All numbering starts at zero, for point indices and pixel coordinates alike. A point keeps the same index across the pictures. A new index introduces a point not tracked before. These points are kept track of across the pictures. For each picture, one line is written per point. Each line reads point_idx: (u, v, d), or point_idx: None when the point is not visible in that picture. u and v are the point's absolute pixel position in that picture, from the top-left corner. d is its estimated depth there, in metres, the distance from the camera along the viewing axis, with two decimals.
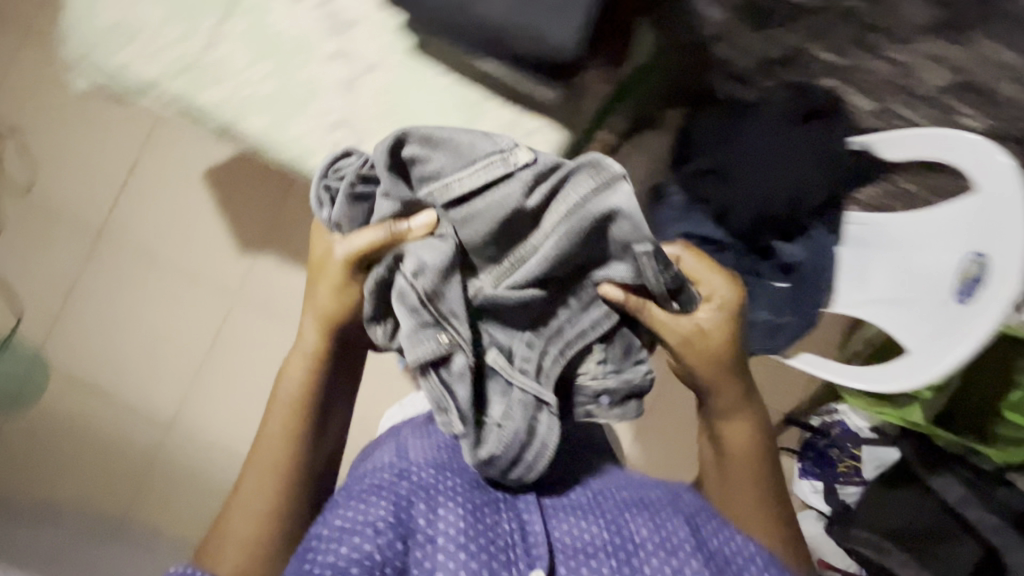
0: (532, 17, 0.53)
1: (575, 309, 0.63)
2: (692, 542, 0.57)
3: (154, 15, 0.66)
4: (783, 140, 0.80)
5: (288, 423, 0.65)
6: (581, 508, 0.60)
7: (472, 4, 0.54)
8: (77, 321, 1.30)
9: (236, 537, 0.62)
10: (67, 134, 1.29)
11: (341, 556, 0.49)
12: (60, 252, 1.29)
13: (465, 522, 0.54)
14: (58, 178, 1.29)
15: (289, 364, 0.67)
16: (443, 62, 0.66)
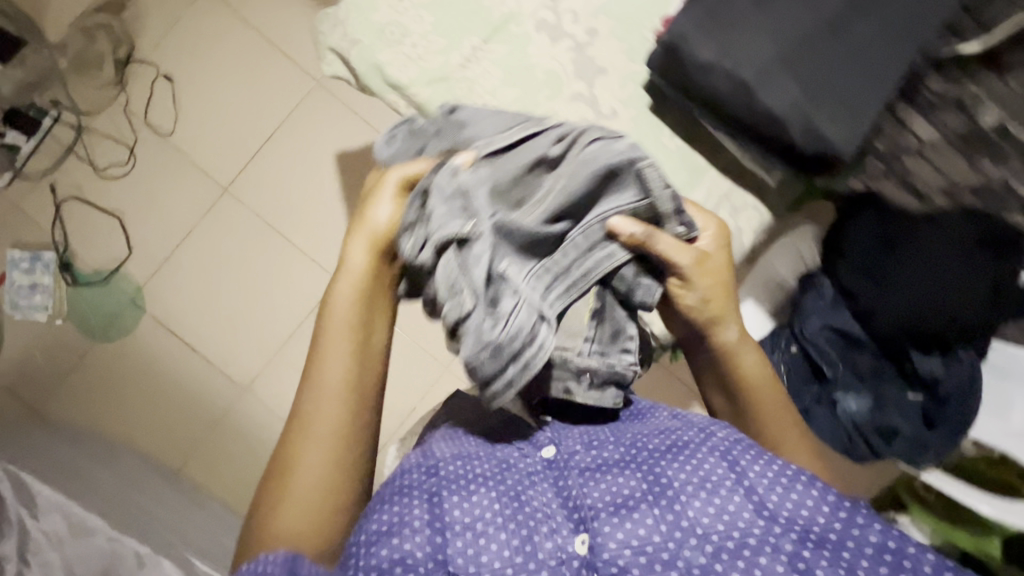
0: (818, 116, 0.55)
1: (589, 240, 0.58)
2: (731, 476, 0.53)
3: (420, 23, 0.68)
4: (950, 270, 0.82)
5: (337, 349, 0.57)
6: (616, 464, 0.58)
7: (757, 89, 0.56)
8: (180, 270, 1.32)
9: (296, 499, 0.52)
10: (214, 89, 1.33)
11: (383, 557, 0.49)
12: (179, 201, 1.32)
13: (500, 501, 0.55)
14: (197, 131, 1.32)
15: (339, 284, 0.59)
16: (677, 128, 0.69)
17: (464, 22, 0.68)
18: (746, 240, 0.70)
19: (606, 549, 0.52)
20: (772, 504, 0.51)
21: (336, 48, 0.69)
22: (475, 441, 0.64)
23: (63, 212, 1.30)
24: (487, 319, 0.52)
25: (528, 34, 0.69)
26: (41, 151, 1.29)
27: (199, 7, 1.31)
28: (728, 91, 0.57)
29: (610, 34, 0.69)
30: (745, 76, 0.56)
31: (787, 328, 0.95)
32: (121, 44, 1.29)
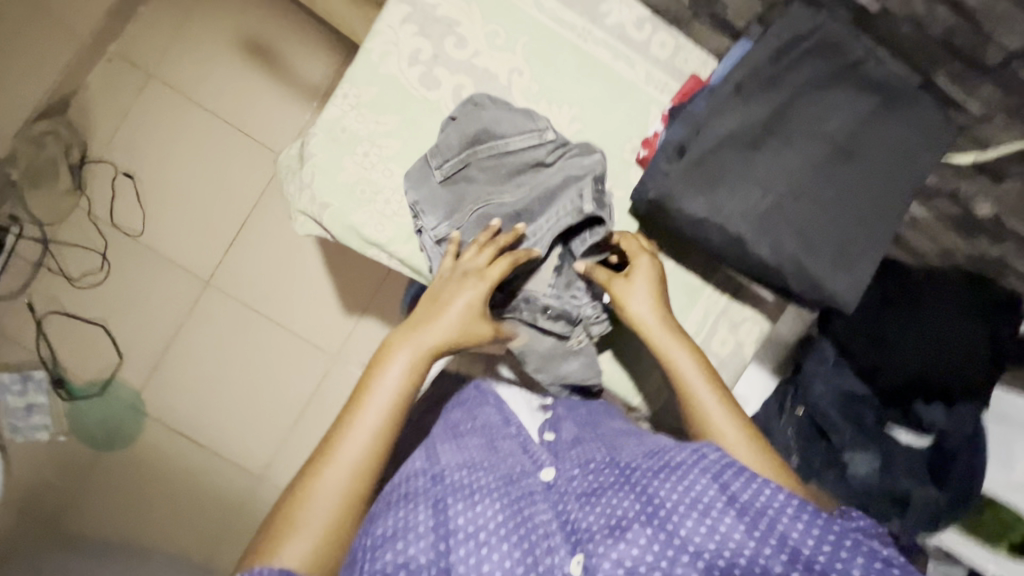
0: (817, 265, 0.55)
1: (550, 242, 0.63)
2: (723, 497, 0.48)
3: (392, 177, 0.65)
4: (953, 324, 0.82)
5: (380, 406, 0.53)
6: (613, 484, 0.54)
7: (755, 241, 0.54)
8: (176, 370, 1.30)
9: (308, 534, 0.48)
10: (177, 179, 1.27)
11: (387, 561, 0.48)
12: (162, 300, 1.28)
13: (503, 516, 0.53)
14: (168, 226, 1.27)
15: (419, 332, 0.56)
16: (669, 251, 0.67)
17: None
18: (748, 353, 0.69)
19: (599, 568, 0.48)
20: (769, 518, 0.46)
21: (305, 211, 0.65)
22: (477, 450, 0.63)
23: (46, 329, 1.26)
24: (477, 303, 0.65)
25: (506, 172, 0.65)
26: (10, 270, 1.24)
27: (149, 97, 1.24)
28: (723, 242, 0.55)
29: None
30: (741, 231, 0.54)
31: (792, 386, 0.94)
32: (73, 148, 1.23)
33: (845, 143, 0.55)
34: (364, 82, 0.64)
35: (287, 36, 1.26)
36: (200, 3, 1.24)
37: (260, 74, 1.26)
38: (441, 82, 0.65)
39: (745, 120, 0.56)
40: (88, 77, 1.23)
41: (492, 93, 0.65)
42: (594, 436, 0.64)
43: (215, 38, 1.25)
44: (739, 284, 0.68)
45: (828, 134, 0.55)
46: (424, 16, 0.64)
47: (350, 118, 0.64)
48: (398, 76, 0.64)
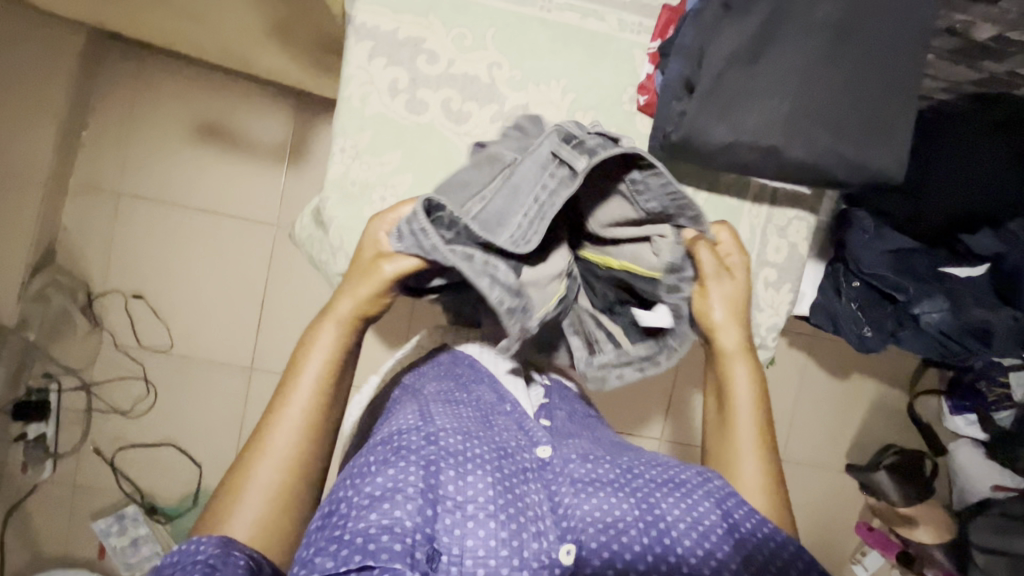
0: (857, 151, 0.57)
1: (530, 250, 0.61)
2: (724, 525, 0.60)
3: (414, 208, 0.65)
4: (978, 151, 0.84)
5: (314, 381, 0.62)
6: (610, 484, 0.62)
7: (789, 147, 0.57)
8: None
9: (252, 506, 0.58)
10: (184, 283, 1.27)
11: (373, 522, 0.50)
12: (215, 400, 1.29)
13: (494, 492, 0.57)
14: (194, 330, 1.28)
15: (324, 330, 0.64)
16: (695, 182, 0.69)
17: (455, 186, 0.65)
18: (804, 251, 0.71)
19: (588, 565, 0.57)
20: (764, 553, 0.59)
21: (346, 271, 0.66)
22: (473, 420, 0.66)
23: (121, 467, 1.28)
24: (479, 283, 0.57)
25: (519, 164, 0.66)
26: (66, 425, 1.26)
27: (127, 215, 1.23)
28: (755, 159, 0.58)
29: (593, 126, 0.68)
30: (774, 142, 0.56)
31: (840, 263, 0.95)
32: (78, 290, 1.23)
33: (845, 21, 0.56)
34: (357, 129, 0.64)
35: (235, 108, 1.24)
36: (139, 107, 1.22)
37: (223, 153, 1.24)
38: (427, 104, 0.65)
39: (739, 37, 0.56)
40: (64, 219, 1.22)
41: (479, 96, 0.66)
42: (595, 443, 0.72)
43: (168, 134, 1.23)
44: (773, 189, 0.69)
45: (827, 18, 0.56)
46: (388, 45, 0.64)
47: (357, 167, 0.64)
48: (385, 111, 0.64)
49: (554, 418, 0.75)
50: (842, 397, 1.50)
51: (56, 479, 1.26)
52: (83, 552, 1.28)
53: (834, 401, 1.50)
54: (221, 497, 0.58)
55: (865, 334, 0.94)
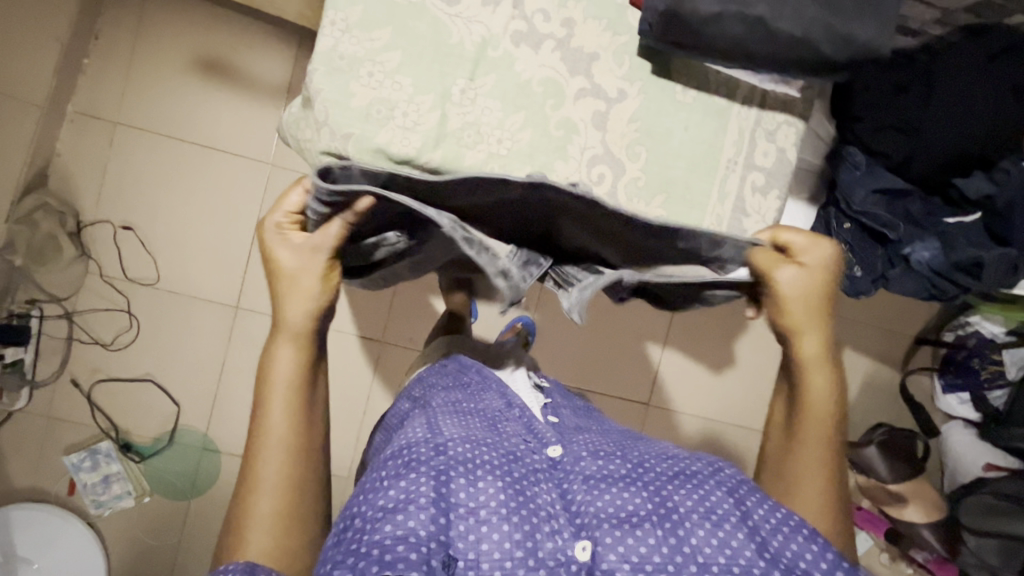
0: (847, 27, 0.57)
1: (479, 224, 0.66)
2: (738, 513, 0.57)
3: (401, 88, 0.64)
4: (972, 85, 0.84)
5: (283, 398, 0.63)
6: (622, 479, 0.61)
7: (776, 21, 0.57)
8: (235, 400, 1.30)
9: (258, 536, 0.59)
10: (174, 217, 1.26)
11: (386, 533, 0.50)
12: (198, 337, 1.28)
13: (505, 494, 0.56)
14: (182, 265, 1.27)
15: (280, 352, 0.65)
16: (679, 76, 0.68)
17: (443, 68, 0.64)
18: (793, 156, 0.70)
19: (605, 560, 0.54)
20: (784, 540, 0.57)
21: (329, 148, 0.64)
22: (480, 427, 0.66)
23: (97, 401, 1.26)
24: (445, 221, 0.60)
25: (510, 51, 0.65)
26: (44, 353, 1.24)
27: (123, 144, 1.24)
28: (745, 33, 0.58)
29: (585, 17, 0.66)
30: (761, 11, 0.56)
31: (833, 206, 0.95)
32: (67, 216, 1.22)
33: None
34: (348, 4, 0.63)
35: (236, 45, 1.25)
36: (141, 37, 1.22)
37: (222, 89, 1.25)
38: None
39: None
40: (60, 143, 1.22)
41: None
42: (601, 437, 0.71)
43: (168, 68, 1.23)
44: (764, 93, 0.69)
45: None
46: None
47: (344, 43, 0.63)
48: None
49: (561, 417, 0.78)
50: None
51: (31, 409, 1.24)
52: (52, 486, 1.25)
53: None
54: (233, 530, 0.59)
55: (855, 274, 0.93)
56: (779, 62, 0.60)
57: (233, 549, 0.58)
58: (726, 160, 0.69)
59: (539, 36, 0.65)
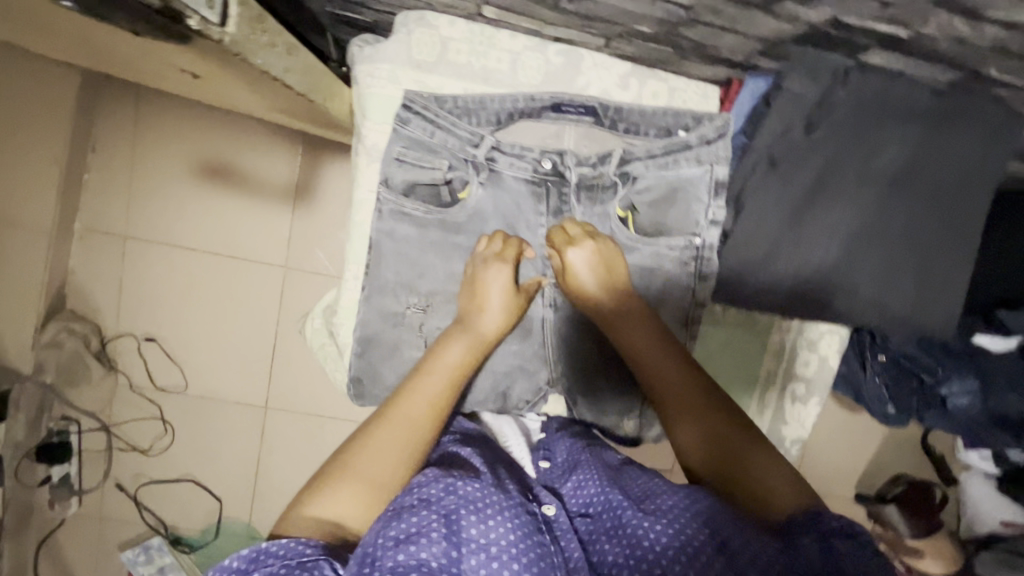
0: (850, 286, 0.72)
1: (506, 157, 0.76)
2: (713, 544, 0.50)
3: None
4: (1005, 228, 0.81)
5: (433, 390, 0.63)
6: (613, 529, 0.57)
7: (783, 284, 0.72)
8: (271, 492, 1.31)
9: (350, 496, 0.54)
10: (191, 321, 1.25)
11: (400, 561, 0.48)
12: (229, 436, 1.30)
13: (516, 536, 0.52)
14: (206, 369, 1.27)
15: (453, 347, 0.67)
16: (689, 281, 0.76)
17: None
18: (834, 363, 0.83)
19: None
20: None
21: None
22: (483, 469, 0.61)
23: (143, 501, 1.31)
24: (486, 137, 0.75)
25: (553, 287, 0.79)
26: (88, 463, 1.29)
27: (134, 257, 1.23)
28: (767, 288, 0.72)
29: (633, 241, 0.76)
30: (775, 280, 0.72)
31: (867, 336, 0.91)
32: (90, 336, 1.24)
33: (897, 174, 0.70)
34: (392, 219, 0.75)
35: (237, 148, 1.21)
36: (138, 145, 1.21)
37: (225, 194, 1.22)
38: (462, 226, 0.76)
39: (783, 186, 0.70)
40: (72, 263, 1.22)
41: (512, 209, 0.77)
42: (599, 469, 0.65)
43: (169, 175, 1.21)
44: (790, 286, 0.72)
45: (881, 173, 0.70)
46: (418, 142, 0.75)
47: (369, 257, 0.76)
48: (403, 209, 0.75)
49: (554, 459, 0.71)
50: (857, 431, 1.46)
51: (82, 513, 1.30)
52: None
53: (855, 432, 1.46)
54: (311, 491, 0.55)
55: (887, 410, 0.95)
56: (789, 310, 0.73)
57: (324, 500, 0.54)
58: (766, 371, 0.84)
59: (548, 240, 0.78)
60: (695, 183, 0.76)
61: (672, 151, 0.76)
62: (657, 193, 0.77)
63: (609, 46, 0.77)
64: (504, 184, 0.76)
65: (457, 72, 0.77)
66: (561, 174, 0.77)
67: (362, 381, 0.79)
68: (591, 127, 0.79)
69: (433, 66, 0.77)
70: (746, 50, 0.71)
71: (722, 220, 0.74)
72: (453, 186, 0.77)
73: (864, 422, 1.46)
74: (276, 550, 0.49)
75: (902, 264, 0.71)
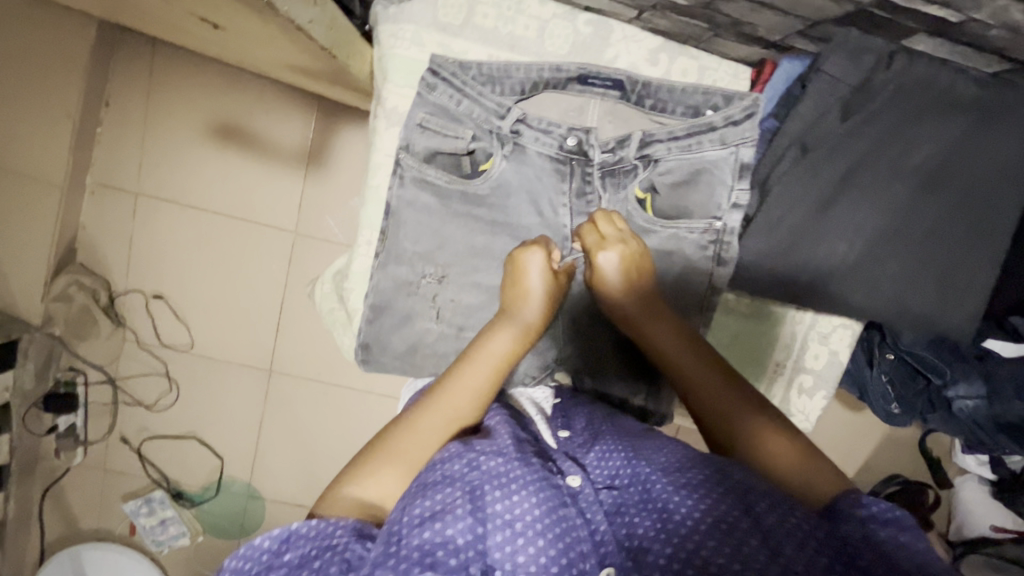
0: (870, 285, 0.71)
1: (532, 130, 0.74)
2: (749, 519, 0.49)
3: (479, 305, 0.77)
4: None
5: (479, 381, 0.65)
6: (641, 502, 0.55)
7: (806, 275, 0.71)
8: (272, 453, 1.33)
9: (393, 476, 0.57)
10: (199, 281, 1.26)
11: (426, 539, 0.48)
12: (234, 397, 1.31)
13: (540, 511, 0.52)
14: (213, 329, 1.28)
15: (499, 338, 0.68)
16: (708, 265, 0.74)
17: None
18: (844, 358, 0.82)
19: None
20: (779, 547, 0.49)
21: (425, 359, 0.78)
22: (506, 440, 0.59)
23: (147, 455, 1.33)
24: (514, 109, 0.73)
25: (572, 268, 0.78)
26: (95, 415, 1.31)
27: (146, 213, 1.22)
28: (792, 280, 0.72)
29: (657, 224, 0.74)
30: (799, 275, 0.71)
31: (876, 333, 0.92)
32: (99, 290, 1.22)
33: (931, 172, 0.69)
34: (413, 187, 0.74)
35: (253, 108, 1.20)
36: (153, 99, 1.19)
37: (240, 154, 1.21)
38: (483, 198, 0.76)
39: (813, 178, 0.70)
40: (85, 215, 1.22)
41: (535, 184, 0.76)
42: (625, 443, 0.64)
43: (184, 133, 1.20)
44: (814, 269, 0.71)
45: (915, 170, 0.69)
46: (444, 110, 0.73)
47: (388, 222, 0.76)
48: (426, 178, 0.74)
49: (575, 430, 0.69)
50: (856, 429, 1.46)
51: (88, 463, 1.32)
52: (114, 530, 1.36)
53: (854, 431, 1.46)
54: (356, 468, 0.57)
55: (892, 410, 0.95)
56: (808, 302, 0.73)
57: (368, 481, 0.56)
58: (776, 362, 0.83)
59: (570, 219, 0.76)
60: (719, 164, 0.73)
61: (696, 132, 0.72)
62: (679, 175, 0.74)
63: (641, 19, 0.76)
64: (528, 159, 0.75)
65: (484, 37, 0.76)
66: (584, 151, 0.74)
67: (370, 347, 0.79)
68: (617, 103, 0.77)
69: (459, 30, 0.76)
70: (785, 29, 0.69)
71: (745, 204, 0.72)
72: (475, 157, 0.75)
73: (864, 421, 1.46)
74: (301, 533, 0.49)
75: (926, 266, 0.71)
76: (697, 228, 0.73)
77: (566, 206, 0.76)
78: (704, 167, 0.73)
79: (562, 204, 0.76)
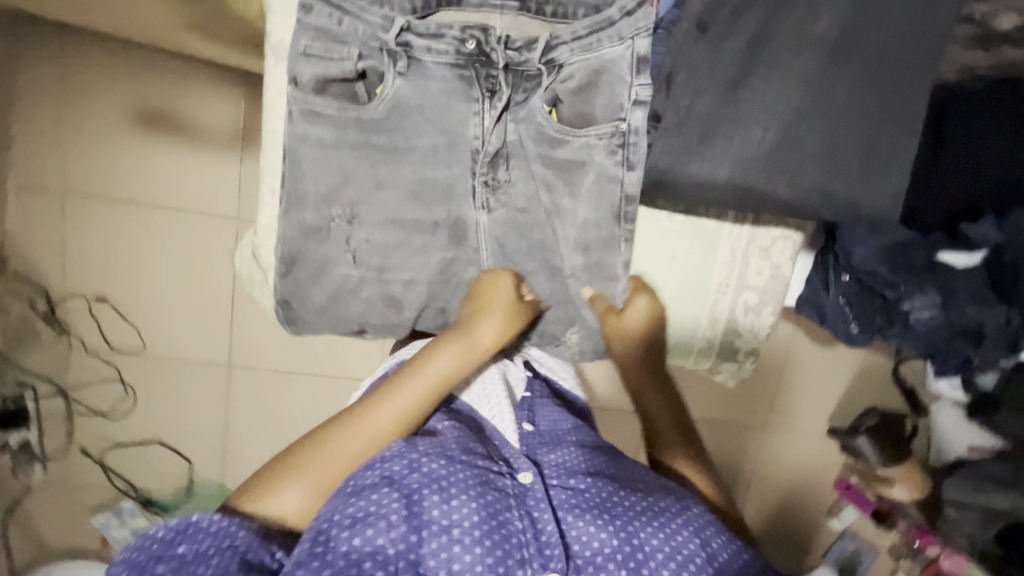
0: (789, 171, 0.63)
1: (425, 40, 0.73)
2: (703, 555, 0.61)
3: (391, 237, 0.76)
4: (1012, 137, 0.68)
5: (412, 398, 0.72)
6: (592, 511, 0.63)
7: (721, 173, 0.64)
8: (241, 451, 1.30)
9: (308, 480, 0.67)
10: (137, 279, 1.20)
11: (355, 546, 0.55)
12: (191, 396, 1.27)
13: (477, 517, 0.58)
14: (161, 327, 1.23)
15: (442, 359, 0.75)
16: (617, 168, 0.72)
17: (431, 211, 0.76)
18: (786, 271, 0.82)
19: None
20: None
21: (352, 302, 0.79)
22: (456, 443, 0.66)
23: (110, 466, 1.29)
24: (402, 22, 0.72)
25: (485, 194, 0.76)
26: (50, 430, 1.26)
27: (76, 213, 1.17)
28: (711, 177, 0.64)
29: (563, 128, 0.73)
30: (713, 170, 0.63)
31: (831, 255, 0.93)
32: (36, 298, 1.19)
33: (847, 30, 0.59)
34: (305, 121, 0.72)
35: (171, 90, 1.14)
36: (66, 86, 1.13)
37: (165, 141, 1.16)
38: (380, 124, 0.73)
39: (716, 57, 0.62)
40: (9, 221, 1.16)
41: (436, 99, 0.74)
42: (583, 448, 0.72)
43: (103, 123, 1.15)
44: (730, 165, 0.63)
45: (825, 35, 0.60)
46: (326, 34, 0.71)
47: (286, 163, 0.74)
48: (314, 108, 0.72)
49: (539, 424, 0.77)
50: (828, 366, 1.46)
51: (48, 480, 1.28)
52: (85, 548, 1.31)
53: (830, 368, 1.46)
54: (278, 470, 0.68)
55: (851, 330, 0.95)
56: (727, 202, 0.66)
57: (284, 481, 0.67)
58: (718, 280, 0.82)
59: (479, 130, 0.74)
60: (619, 62, 0.71)
61: (595, 31, 0.72)
62: (580, 80, 0.73)
63: None
64: (426, 73, 0.73)
65: None
66: (485, 55, 0.74)
67: (290, 302, 0.80)
68: (517, 15, 0.76)
69: None
70: None
71: (646, 97, 0.69)
72: (368, 80, 0.73)
73: (839, 358, 1.45)
74: (207, 525, 0.60)
75: (852, 145, 0.62)
76: (607, 126, 0.71)
77: (476, 112, 0.74)
78: (603, 67, 0.72)
79: (474, 109, 0.74)
